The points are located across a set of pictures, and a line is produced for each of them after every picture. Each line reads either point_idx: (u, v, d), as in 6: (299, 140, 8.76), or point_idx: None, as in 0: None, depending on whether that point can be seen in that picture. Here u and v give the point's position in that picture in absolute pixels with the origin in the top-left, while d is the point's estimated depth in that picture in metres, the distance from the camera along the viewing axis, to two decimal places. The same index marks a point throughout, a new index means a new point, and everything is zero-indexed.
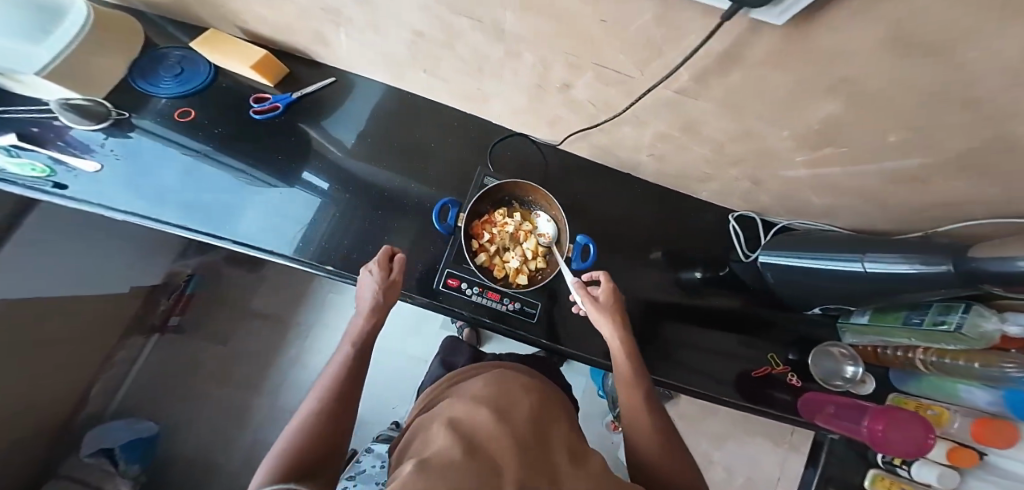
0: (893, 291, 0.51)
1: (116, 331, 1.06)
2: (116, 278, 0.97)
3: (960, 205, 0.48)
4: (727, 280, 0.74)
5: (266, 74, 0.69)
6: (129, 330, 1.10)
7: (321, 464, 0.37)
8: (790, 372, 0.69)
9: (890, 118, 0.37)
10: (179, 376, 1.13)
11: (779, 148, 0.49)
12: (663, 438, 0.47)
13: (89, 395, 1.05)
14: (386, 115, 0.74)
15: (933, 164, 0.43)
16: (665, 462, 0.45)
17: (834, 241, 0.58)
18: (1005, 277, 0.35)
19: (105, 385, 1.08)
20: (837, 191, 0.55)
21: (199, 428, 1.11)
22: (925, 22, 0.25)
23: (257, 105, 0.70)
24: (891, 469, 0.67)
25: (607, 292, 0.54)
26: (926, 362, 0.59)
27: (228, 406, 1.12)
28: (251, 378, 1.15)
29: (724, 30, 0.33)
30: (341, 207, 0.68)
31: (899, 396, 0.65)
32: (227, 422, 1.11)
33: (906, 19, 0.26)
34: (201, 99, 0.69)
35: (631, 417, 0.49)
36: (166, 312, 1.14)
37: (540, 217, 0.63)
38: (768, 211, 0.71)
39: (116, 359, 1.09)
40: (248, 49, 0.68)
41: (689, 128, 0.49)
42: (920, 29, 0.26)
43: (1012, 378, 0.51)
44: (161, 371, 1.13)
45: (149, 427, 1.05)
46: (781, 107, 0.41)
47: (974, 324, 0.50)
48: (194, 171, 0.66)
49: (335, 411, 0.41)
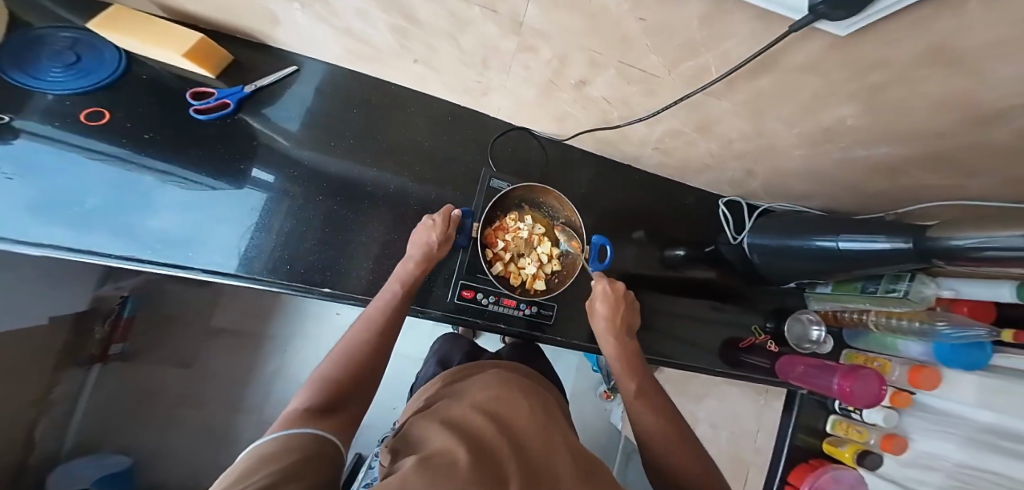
0: (855, 266, 0.59)
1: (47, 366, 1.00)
2: (37, 313, 0.88)
3: (916, 192, 0.55)
4: (710, 257, 0.87)
5: (203, 63, 0.61)
6: (64, 364, 1.06)
7: (343, 401, 0.45)
8: (769, 339, 0.85)
9: (899, 120, 0.40)
10: (138, 402, 1.16)
11: (785, 144, 0.53)
12: (670, 444, 0.51)
13: (36, 436, 1.02)
14: (358, 113, 0.70)
15: (912, 159, 0.47)
16: (674, 448, 0.50)
17: (807, 224, 0.65)
18: (964, 253, 0.42)
19: (49, 423, 1.05)
20: (815, 180, 0.62)
21: (171, 457, 1.17)
22: (962, 39, 0.26)
23: (197, 102, 0.62)
24: (846, 413, 0.80)
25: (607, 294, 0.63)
26: (877, 322, 0.73)
27: (203, 427, 1.20)
28: (230, 399, 1.22)
29: (790, 39, 0.31)
30: (302, 213, 0.65)
31: (851, 352, 0.82)
32: (202, 444, 1.19)
33: (938, 39, 0.27)
34: (128, 109, 0.61)
35: (637, 418, 0.54)
36: (105, 340, 1.11)
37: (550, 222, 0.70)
38: (753, 196, 0.80)
39: (54, 396, 1.05)
40: (178, 33, 0.59)
41: (703, 127, 0.52)
42: (955, 46, 0.27)
43: (938, 332, 0.63)
44: (111, 402, 1.14)
45: (118, 460, 1.09)
46: (803, 110, 0.43)
47: (917, 291, 0.61)
48: (119, 178, 0.58)
49: (359, 372, 0.49)
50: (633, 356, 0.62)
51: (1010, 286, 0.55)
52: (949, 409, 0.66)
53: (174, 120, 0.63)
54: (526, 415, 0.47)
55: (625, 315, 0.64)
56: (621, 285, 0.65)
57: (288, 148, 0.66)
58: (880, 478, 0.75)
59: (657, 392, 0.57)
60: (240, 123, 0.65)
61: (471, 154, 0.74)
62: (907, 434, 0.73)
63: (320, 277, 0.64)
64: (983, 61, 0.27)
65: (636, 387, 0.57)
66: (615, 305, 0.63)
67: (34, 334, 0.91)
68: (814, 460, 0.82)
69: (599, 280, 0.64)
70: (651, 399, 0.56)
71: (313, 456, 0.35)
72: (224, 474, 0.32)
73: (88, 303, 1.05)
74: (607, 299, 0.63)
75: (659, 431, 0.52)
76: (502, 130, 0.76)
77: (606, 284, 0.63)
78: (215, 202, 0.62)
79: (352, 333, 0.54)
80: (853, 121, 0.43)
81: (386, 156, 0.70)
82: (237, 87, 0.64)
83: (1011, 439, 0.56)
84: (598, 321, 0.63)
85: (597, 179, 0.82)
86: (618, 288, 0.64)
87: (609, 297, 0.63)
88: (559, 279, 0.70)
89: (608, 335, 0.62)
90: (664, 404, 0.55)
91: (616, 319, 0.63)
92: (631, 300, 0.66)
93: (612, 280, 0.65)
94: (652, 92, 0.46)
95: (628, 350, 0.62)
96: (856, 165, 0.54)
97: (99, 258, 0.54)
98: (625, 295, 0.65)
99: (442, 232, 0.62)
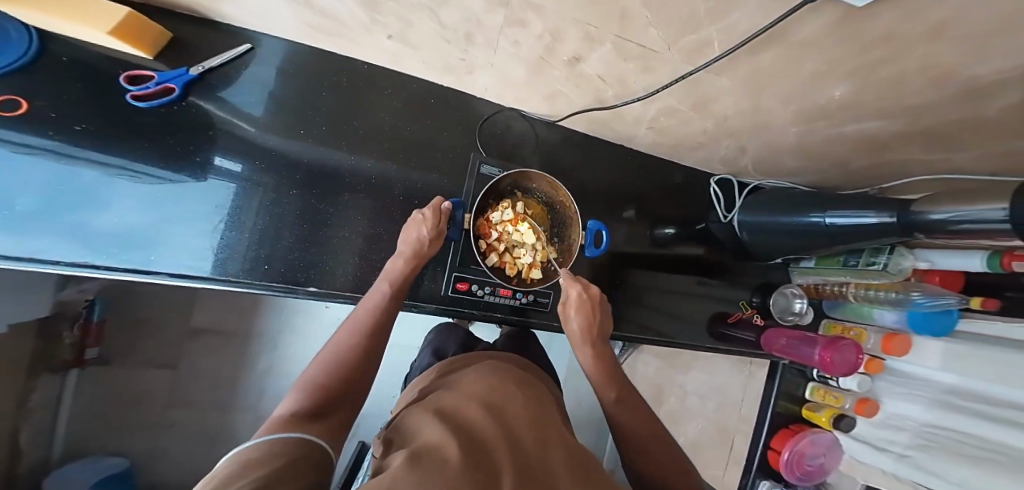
0: (841, 241, 0.60)
1: (19, 375, 0.94)
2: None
3: (904, 167, 0.56)
4: (702, 235, 0.87)
5: (131, 40, 0.50)
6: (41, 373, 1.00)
7: (333, 405, 0.43)
8: (755, 313, 0.88)
9: (897, 97, 0.39)
10: (126, 406, 1.14)
11: (779, 122, 0.52)
12: (650, 444, 0.53)
13: (22, 444, 0.98)
14: (334, 96, 0.64)
15: (904, 135, 0.47)
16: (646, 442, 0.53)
17: (794, 202, 0.66)
18: (948, 229, 0.43)
19: (35, 430, 1.01)
20: (806, 157, 0.62)
21: (172, 456, 1.17)
22: (976, 16, 0.24)
23: (134, 87, 0.55)
24: (824, 381, 0.86)
25: (579, 293, 0.62)
26: (857, 294, 0.75)
27: (200, 427, 1.19)
28: (225, 398, 1.22)
29: (799, 14, 0.29)
30: (280, 208, 0.61)
31: (830, 323, 0.85)
32: (203, 441, 1.19)
33: (952, 17, 0.25)
34: (51, 96, 0.52)
35: (618, 423, 0.55)
36: (77, 346, 1.03)
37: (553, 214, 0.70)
38: (744, 174, 0.80)
39: (33, 404, 0.99)
40: (101, 7, 0.48)
41: (700, 105, 0.50)
42: (968, 23, 0.25)
43: (913, 301, 0.66)
44: (97, 408, 1.11)
45: (118, 462, 1.09)
46: (801, 88, 0.42)
47: (896, 263, 0.65)
48: (52, 173, 0.51)
49: (349, 376, 0.47)
50: (610, 362, 0.61)
51: (980, 256, 0.59)
52: (917, 374, 0.73)
53: (110, 105, 0.55)
54: (519, 409, 0.46)
55: (600, 321, 0.63)
56: (596, 290, 0.63)
57: (255, 136, 0.61)
58: (853, 440, 0.82)
59: (635, 397, 0.58)
60: (190, 109, 0.58)
61: (456, 139, 0.71)
62: (878, 397, 0.79)
63: (303, 275, 0.63)
64: (1005, 38, 0.25)
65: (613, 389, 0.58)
66: (590, 313, 0.62)
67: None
68: (794, 426, 0.89)
69: (573, 285, 0.62)
70: (631, 405, 0.57)
71: (299, 461, 0.34)
72: (203, 481, 0.31)
73: (48, 308, 0.97)
74: (582, 307, 0.62)
75: (639, 436, 0.54)
76: (489, 113, 0.72)
77: (580, 291, 0.62)
78: (179, 199, 0.57)
79: (339, 336, 0.52)
80: (853, 98, 0.42)
81: (368, 142, 0.66)
82: (180, 69, 0.56)
83: (977, 399, 0.63)
84: (573, 330, 0.62)
85: (587, 160, 0.80)
86: (593, 294, 0.63)
87: (584, 304, 0.62)
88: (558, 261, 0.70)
89: (584, 344, 0.61)
90: (642, 409, 0.57)
91: (593, 326, 0.62)
92: (605, 304, 0.64)
93: (586, 284, 0.63)
94: (649, 68, 0.43)
95: (605, 357, 0.61)
96: (849, 142, 0.53)
97: (41, 267, 0.49)
98: (601, 299, 0.64)
99: (433, 226, 0.60)
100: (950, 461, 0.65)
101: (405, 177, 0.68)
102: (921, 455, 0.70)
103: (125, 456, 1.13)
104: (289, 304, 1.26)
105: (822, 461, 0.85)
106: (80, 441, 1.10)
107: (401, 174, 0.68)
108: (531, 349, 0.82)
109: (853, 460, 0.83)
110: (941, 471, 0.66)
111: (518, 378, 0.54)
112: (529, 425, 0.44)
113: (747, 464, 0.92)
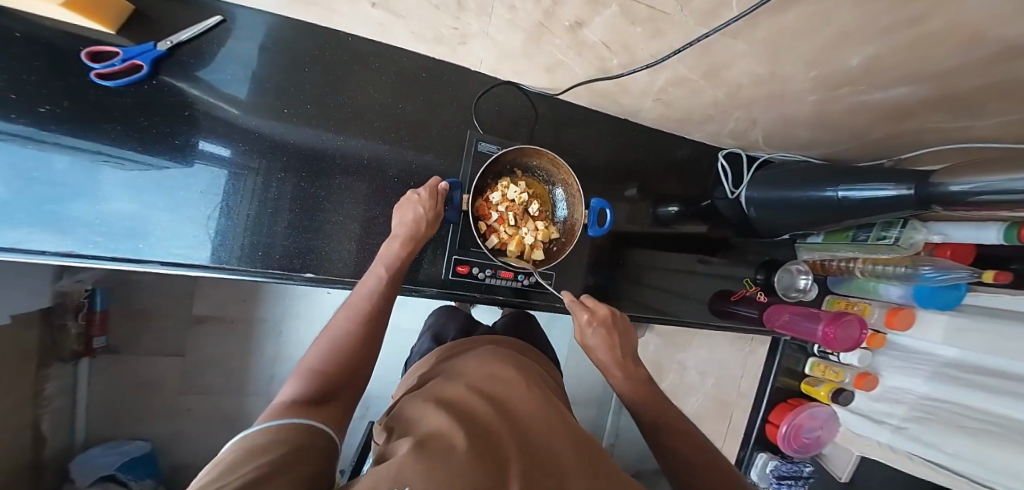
0: (852, 216, 0.58)
1: (29, 366, 0.95)
2: None
3: (925, 136, 0.53)
4: (708, 212, 0.85)
5: (86, 11, 0.45)
6: (50, 363, 1.01)
7: (334, 392, 0.43)
8: (758, 291, 0.86)
9: (924, 61, 0.36)
10: (138, 393, 1.16)
11: (795, 89, 0.49)
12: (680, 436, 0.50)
13: (44, 431, 1.01)
14: (322, 71, 0.60)
15: (927, 102, 0.45)
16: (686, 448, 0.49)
17: (806, 176, 0.63)
18: (964, 203, 0.42)
19: (54, 417, 1.03)
20: (821, 127, 0.59)
21: (190, 439, 1.21)
22: None
23: (98, 65, 0.50)
24: (825, 356, 0.86)
25: (592, 323, 0.59)
26: (864, 270, 0.74)
27: (214, 411, 1.22)
28: (236, 383, 1.23)
29: None
30: (273, 192, 0.60)
31: (833, 298, 0.84)
32: (219, 425, 1.22)
33: None
34: (8, 75, 0.48)
35: (650, 421, 0.52)
36: (84, 335, 1.03)
37: (557, 194, 0.68)
38: (754, 147, 0.76)
39: (48, 392, 1.01)
40: None
41: (711, 73, 0.47)
42: None
43: (920, 275, 0.65)
44: (111, 394, 1.14)
45: (139, 445, 1.13)
46: (822, 52, 0.39)
47: (908, 236, 0.63)
48: (15, 154, 0.48)
49: (349, 362, 0.46)
50: (646, 383, 0.57)
51: (997, 228, 0.57)
52: (920, 347, 0.72)
53: (77, 86, 0.51)
54: (523, 394, 0.46)
55: (623, 341, 0.59)
56: (605, 311, 0.60)
57: (237, 119, 0.58)
58: (850, 412, 0.83)
59: (671, 410, 0.53)
60: (162, 88, 0.54)
61: (451, 115, 0.67)
62: (878, 371, 0.79)
63: (299, 262, 0.61)
64: None
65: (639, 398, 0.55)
66: (608, 336, 0.59)
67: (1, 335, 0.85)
68: (793, 400, 0.91)
69: (585, 317, 0.59)
70: (669, 419, 0.52)
71: (305, 450, 0.33)
72: (206, 467, 0.30)
73: (49, 298, 0.97)
74: (597, 333, 0.59)
75: (673, 434, 0.50)
76: (485, 87, 0.68)
77: (589, 319, 0.59)
78: (163, 186, 0.55)
79: (337, 321, 0.50)
80: (879, 62, 0.39)
81: (361, 121, 0.63)
82: (147, 45, 0.52)
83: (976, 371, 0.64)
84: (599, 357, 0.59)
85: (588, 136, 0.76)
86: (604, 315, 0.60)
87: (598, 330, 0.59)
88: (562, 243, 0.68)
89: (613, 368, 0.57)
90: (679, 418, 0.52)
91: (615, 349, 0.58)
92: (621, 320, 0.61)
93: (593, 312, 0.59)
94: (658, 33, 0.40)
95: (639, 376, 0.57)
96: (868, 109, 0.50)
97: (27, 256, 0.48)
98: (615, 318, 0.60)
99: (431, 207, 0.59)
100: (946, 431, 0.67)
101: (400, 158, 0.65)
102: (917, 427, 0.72)
103: (145, 439, 1.17)
104: (290, 290, 1.25)
105: (819, 434, 0.86)
106: (99, 427, 1.13)
107: (394, 155, 0.65)
108: (532, 331, 0.82)
109: (847, 431, 0.85)
110: (938, 442, 0.68)
111: (519, 363, 0.54)
112: (532, 410, 0.43)
113: (745, 438, 0.94)
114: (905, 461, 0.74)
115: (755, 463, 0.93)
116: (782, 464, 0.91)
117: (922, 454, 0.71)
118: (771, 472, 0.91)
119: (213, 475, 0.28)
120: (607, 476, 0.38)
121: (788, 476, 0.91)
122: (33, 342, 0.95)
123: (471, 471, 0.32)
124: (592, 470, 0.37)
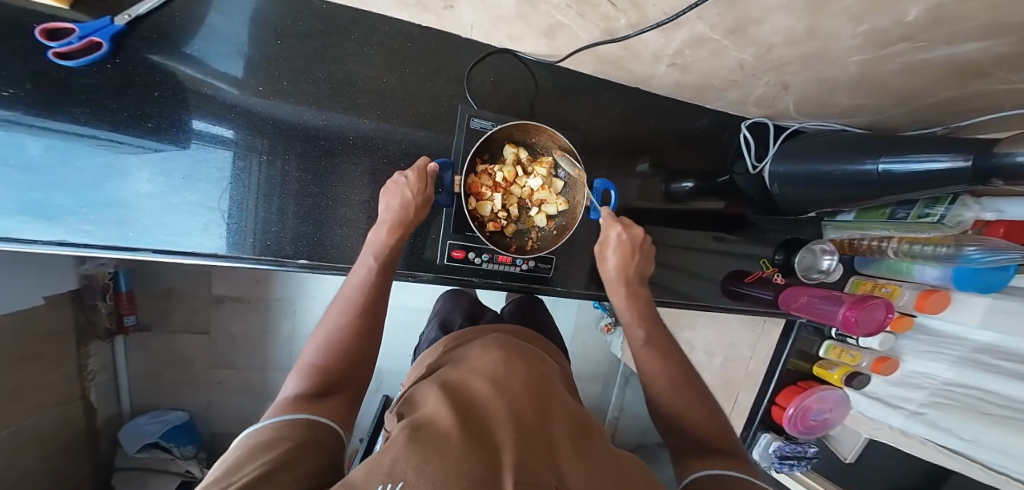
0: (893, 192, 0.52)
1: (70, 345, 1.00)
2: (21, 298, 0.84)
3: (993, 96, 0.45)
4: (729, 189, 0.79)
5: None
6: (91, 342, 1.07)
7: (338, 384, 0.42)
8: (776, 272, 0.81)
9: (1005, 12, 0.29)
10: (172, 367, 1.22)
11: (840, 48, 0.42)
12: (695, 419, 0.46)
13: (93, 401, 1.08)
14: (302, 42, 0.56)
15: (1001, 60, 0.37)
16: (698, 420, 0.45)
17: (842, 146, 0.57)
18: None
19: (101, 388, 1.11)
20: (864, 91, 0.52)
21: (222, 408, 1.28)
22: None
23: (53, 43, 0.47)
24: (842, 339, 0.81)
25: (616, 237, 0.59)
26: (897, 249, 0.68)
27: (242, 384, 1.28)
28: (257, 361, 1.28)
29: None
30: (264, 175, 0.57)
31: (858, 280, 0.80)
32: (246, 397, 1.29)
33: None
34: None
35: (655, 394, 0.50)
36: (115, 313, 1.07)
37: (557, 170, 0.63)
38: (783, 115, 0.69)
39: (92, 367, 1.08)
40: None
41: (738, 29, 0.41)
42: None
43: (963, 256, 0.57)
44: (149, 368, 1.20)
45: (180, 415, 1.21)
46: (871, 4, 0.32)
47: (956, 215, 0.57)
48: None
49: (348, 355, 0.44)
50: (645, 304, 0.59)
51: None
52: (946, 331, 0.68)
53: (44, 70, 0.48)
54: (521, 378, 0.43)
55: (639, 264, 0.60)
56: (637, 232, 0.60)
57: (225, 96, 0.55)
58: (863, 397, 0.80)
59: (664, 337, 0.55)
60: (127, 66, 0.51)
61: (442, 88, 0.62)
62: (899, 355, 0.75)
63: (292, 248, 0.60)
64: None
65: (644, 334, 0.55)
66: (629, 253, 0.59)
67: (34, 316, 0.89)
68: (803, 383, 0.86)
69: (613, 225, 0.59)
70: (661, 346, 0.53)
71: (305, 444, 0.32)
72: (218, 462, 0.31)
73: (75, 281, 1.00)
74: (621, 248, 0.59)
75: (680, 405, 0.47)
76: (479, 56, 0.63)
77: (619, 232, 0.59)
78: (156, 171, 0.53)
79: (329, 316, 0.48)
80: (944, 15, 0.32)
81: (348, 97, 0.59)
82: (104, 19, 0.48)
83: (1009, 358, 0.58)
84: (608, 269, 0.60)
85: (596, 107, 0.70)
86: (634, 235, 0.60)
87: (623, 245, 0.59)
88: (552, 236, 0.65)
89: (619, 283, 0.59)
90: (684, 370, 0.51)
91: (630, 266, 0.59)
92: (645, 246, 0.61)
93: (629, 225, 0.59)
94: None
95: (638, 298, 0.59)
96: (926, 69, 0.43)
97: (23, 246, 0.49)
98: (642, 242, 0.61)
99: (420, 191, 0.55)
100: (965, 418, 0.63)
101: (391, 136, 0.62)
102: (934, 412, 0.68)
103: (184, 409, 1.25)
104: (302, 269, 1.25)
105: (827, 416, 0.82)
106: (141, 398, 1.21)
107: (386, 134, 0.61)
108: (537, 316, 0.82)
109: (858, 415, 0.81)
110: (955, 428, 0.64)
111: (521, 351, 0.51)
112: (540, 406, 0.40)
113: (750, 416, 0.90)
114: (918, 446, 0.70)
115: (756, 443, 0.90)
116: (786, 444, 0.86)
117: (935, 440, 0.68)
118: (776, 451, 0.87)
119: (216, 475, 0.29)
120: (625, 480, 0.34)
121: (791, 456, 0.88)
122: (70, 322, 1.00)
123: (463, 467, 0.29)
124: (602, 470, 0.34)
